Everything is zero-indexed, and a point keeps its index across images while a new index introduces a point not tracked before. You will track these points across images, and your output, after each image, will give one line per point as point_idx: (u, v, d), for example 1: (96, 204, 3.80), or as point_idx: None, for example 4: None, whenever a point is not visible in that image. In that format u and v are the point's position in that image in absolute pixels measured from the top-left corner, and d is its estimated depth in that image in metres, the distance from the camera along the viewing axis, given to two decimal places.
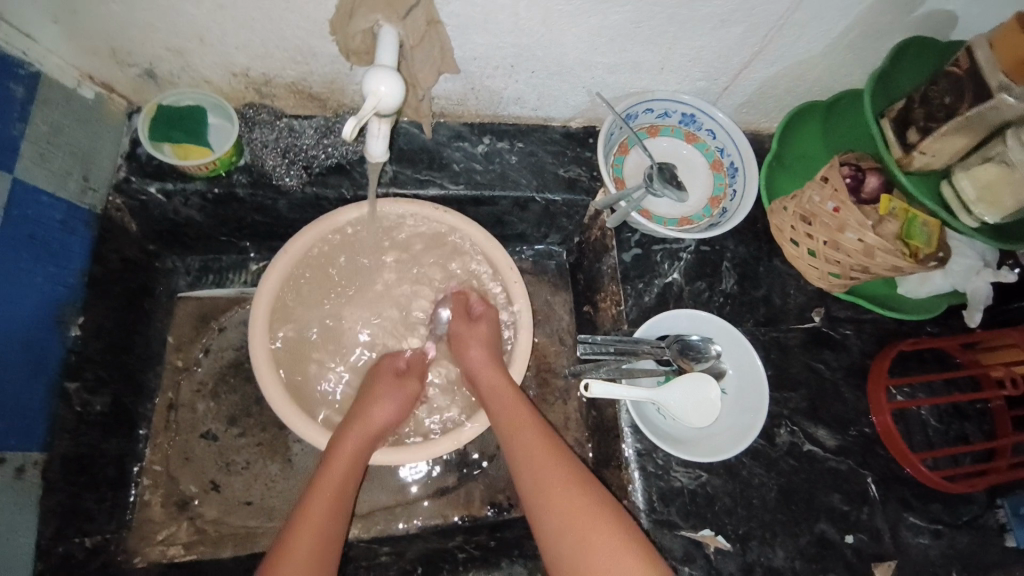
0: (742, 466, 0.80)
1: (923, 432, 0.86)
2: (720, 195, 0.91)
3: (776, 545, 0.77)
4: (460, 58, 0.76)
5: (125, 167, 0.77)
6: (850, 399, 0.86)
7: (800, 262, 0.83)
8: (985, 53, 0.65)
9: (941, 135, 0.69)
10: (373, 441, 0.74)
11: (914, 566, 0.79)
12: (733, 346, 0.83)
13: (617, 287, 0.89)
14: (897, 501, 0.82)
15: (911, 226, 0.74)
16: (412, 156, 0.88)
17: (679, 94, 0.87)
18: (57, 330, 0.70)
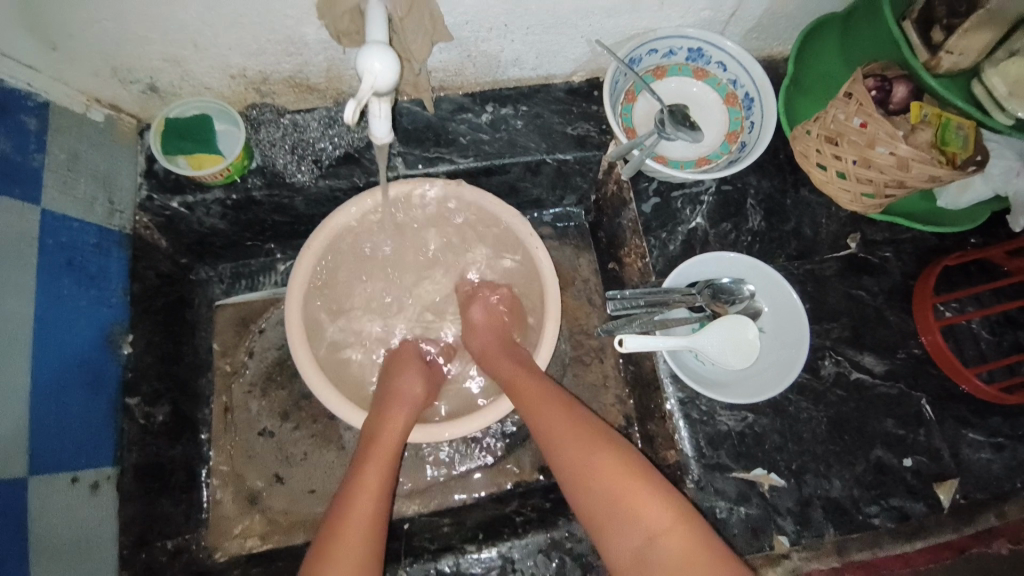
0: (788, 403, 0.79)
1: (976, 346, 0.83)
2: (737, 129, 0.87)
3: (832, 475, 0.76)
4: (452, 25, 0.74)
5: (145, 184, 0.78)
6: (894, 322, 0.84)
7: (831, 188, 0.78)
8: None
9: (965, 32, 0.64)
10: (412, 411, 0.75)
11: (976, 481, 0.77)
12: (765, 284, 0.81)
13: (641, 240, 0.87)
14: (955, 419, 0.79)
15: (945, 132, 0.69)
16: (417, 135, 0.88)
17: (683, 28, 0.83)
18: (110, 349, 0.74)
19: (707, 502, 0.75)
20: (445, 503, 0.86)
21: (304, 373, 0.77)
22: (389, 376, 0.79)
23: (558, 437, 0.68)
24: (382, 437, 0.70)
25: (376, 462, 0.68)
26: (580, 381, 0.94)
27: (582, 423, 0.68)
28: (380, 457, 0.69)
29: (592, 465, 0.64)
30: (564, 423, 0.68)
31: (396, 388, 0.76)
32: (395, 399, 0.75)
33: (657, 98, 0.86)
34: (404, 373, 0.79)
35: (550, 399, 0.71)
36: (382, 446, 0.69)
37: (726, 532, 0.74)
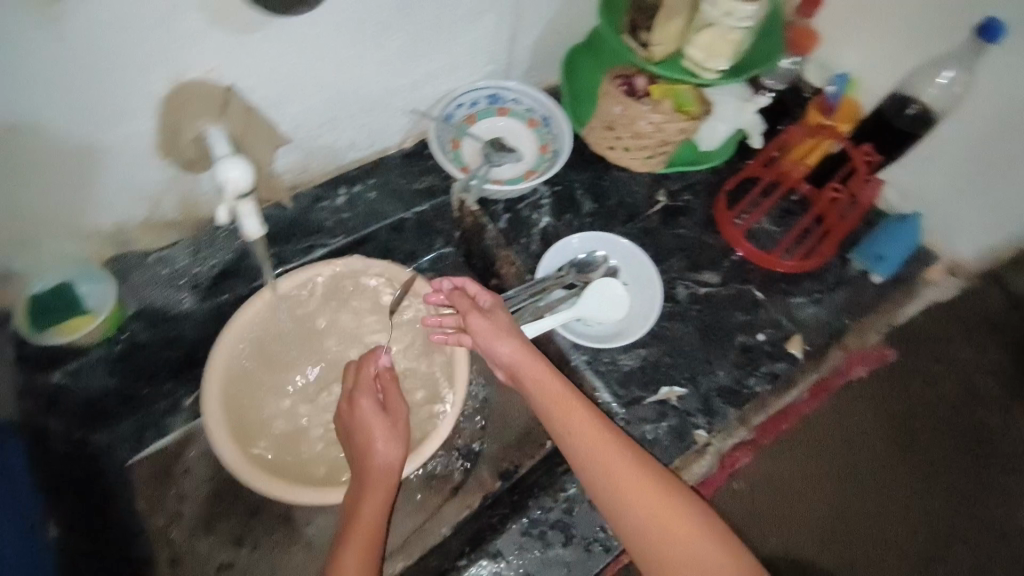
0: (665, 330, 0.97)
1: (772, 238, 1.07)
2: (546, 142, 1.06)
3: (716, 370, 0.94)
4: (288, 131, 0.86)
5: (20, 367, 0.79)
6: (712, 242, 1.07)
7: (624, 161, 1.00)
8: None
9: (660, 26, 0.85)
10: (388, 481, 0.73)
11: (814, 330, 0.99)
12: (613, 248, 1.00)
13: (508, 251, 1.02)
14: (780, 294, 1.02)
15: (680, 96, 0.93)
16: (285, 233, 0.96)
17: (475, 83, 1.03)
18: (36, 533, 0.72)
19: (637, 432, 0.88)
20: (427, 546, 0.89)
21: (247, 481, 0.78)
22: (353, 436, 0.76)
23: (589, 450, 0.71)
24: (362, 514, 0.70)
25: (355, 534, 0.69)
26: None
27: (628, 452, 0.70)
28: (358, 535, 0.69)
29: (613, 477, 0.69)
30: (596, 437, 0.71)
31: (367, 453, 0.74)
32: (376, 479, 0.73)
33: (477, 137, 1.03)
34: (377, 429, 0.75)
35: (594, 431, 0.72)
36: (360, 525, 0.70)
37: (659, 448, 0.88)
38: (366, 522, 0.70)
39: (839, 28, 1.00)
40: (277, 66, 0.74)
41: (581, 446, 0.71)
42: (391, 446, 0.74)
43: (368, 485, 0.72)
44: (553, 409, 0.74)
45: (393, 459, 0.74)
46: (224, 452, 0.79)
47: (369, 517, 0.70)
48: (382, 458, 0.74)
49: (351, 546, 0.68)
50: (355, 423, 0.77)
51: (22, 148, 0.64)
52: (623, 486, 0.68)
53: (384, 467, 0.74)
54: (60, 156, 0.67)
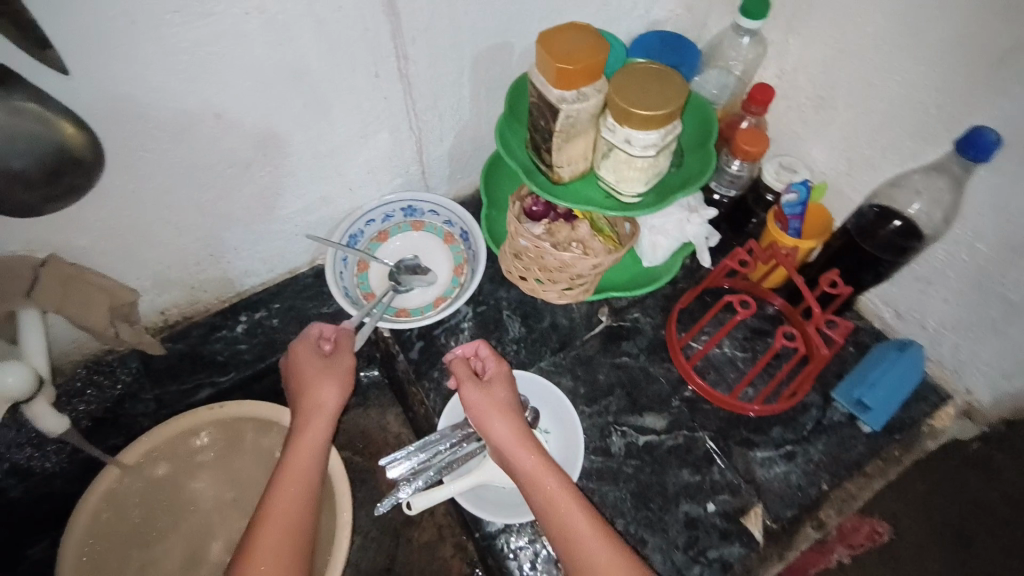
0: (591, 494, 0.80)
1: (734, 368, 0.89)
2: (461, 262, 0.94)
3: (649, 552, 0.76)
4: (156, 275, 0.81)
5: None
6: (660, 374, 0.90)
7: (539, 292, 0.83)
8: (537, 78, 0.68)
9: (559, 150, 0.72)
10: (330, 422, 0.75)
11: (780, 498, 0.79)
12: (534, 388, 0.86)
13: (417, 387, 0.90)
14: (740, 445, 0.83)
15: (595, 220, 0.81)
16: (173, 369, 0.89)
17: (385, 197, 0.94)
18: None
19: None
20: None
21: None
22: (299, 390, 0.77)
23: (550, 494, 0.68)
24: (285, 502, 0.68)
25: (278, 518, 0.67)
26: (415, 544, 0.89)
27: (594, 523, 0.66)
28: (281, 524, 0.67)
29: (580, 529, 0.65)
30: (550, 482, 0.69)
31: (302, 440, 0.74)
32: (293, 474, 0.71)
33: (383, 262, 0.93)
34: (319, 374, 0.78)
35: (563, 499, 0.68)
36: (285, 505, 0.68)
37: None
38: (288, 510, 0.68)
39: (801, 124, 0.85)
40: (116, 219, 0.70)
41: (539, 497, 0.68)
42: (338, 390, 0.77)
43: (305, 425, 0.75)
44: (530, 472, 0.69)
45: (336, 400, 0.77)
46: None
47: (292, 505, 0.68)
48: (330, 400, 0.76)
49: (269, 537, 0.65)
50: (302, 375, 0.78)
51: None
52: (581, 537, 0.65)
53: (311, 460, 0.72)
54: None
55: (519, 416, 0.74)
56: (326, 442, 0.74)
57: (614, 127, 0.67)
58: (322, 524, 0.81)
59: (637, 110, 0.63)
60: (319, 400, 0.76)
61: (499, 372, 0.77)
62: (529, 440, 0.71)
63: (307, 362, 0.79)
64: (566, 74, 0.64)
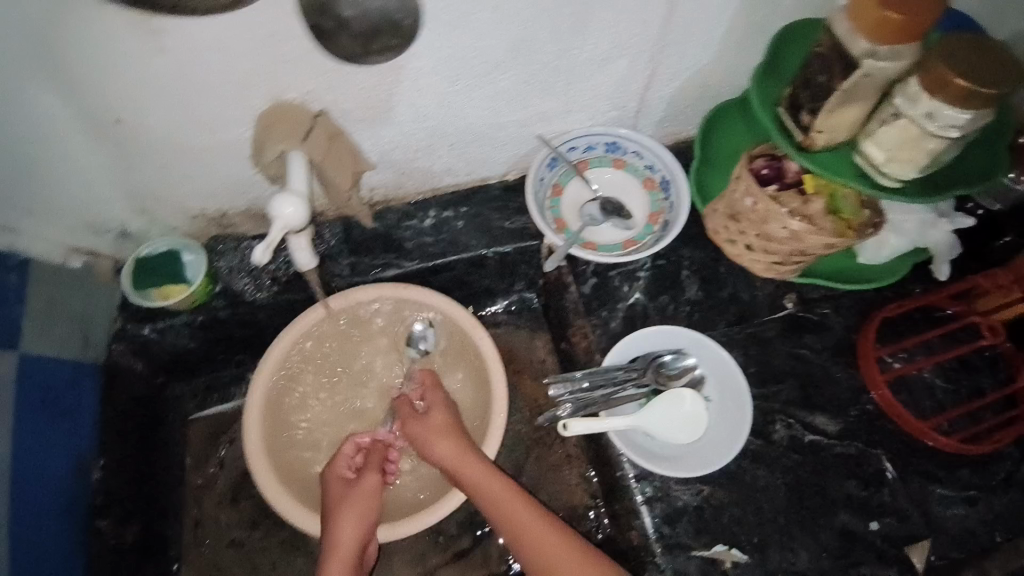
0: (743, 471, 0.80)
1: (931, 397, 0.82)
2: (659, 210, 0.92)
3: (796, 546, 0.76)
4: (379, 154, 0.83)
5: (120, 317, 0.87)
6: (841, 377, 0.85)
7: (743, 260, 0.79)
8: (842, 25, 0.60)
9: (829, 113, 0.65)
10: (366, 505, 0.78)
11: (951, 540, 0.75)
12: (706, 354, 0.84)
13: (584, 320, 0.91)
14: (920, 476, 0.78)
15: (837, 199, 0.72)
16: (367, 244, 0.95)
17: (594, 128, 0.91)
18: (80, 477, 0.79)
19: None
20: None
21: (272, 498, 0.80)
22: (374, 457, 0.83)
23: (547, 565, 0.75)
24: (344, 540, 0.76)
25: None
26: (544, 463, 0.96)
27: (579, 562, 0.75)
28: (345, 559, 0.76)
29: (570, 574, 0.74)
30: (560, 554, 0.75)
31: (334, 539, 0.76)
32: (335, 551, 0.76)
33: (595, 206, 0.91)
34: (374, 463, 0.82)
35: (550, 539, 0.76)
36: (342, 549, 0.76)
37: None
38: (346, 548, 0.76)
39: None
40: (373, 93, 0.72)
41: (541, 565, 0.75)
42: (355, 521, 0.77)
43: (348, 506, 0.78)
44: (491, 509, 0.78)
45: (374, 488, 0.80)
46: (257, 470, 0.79)
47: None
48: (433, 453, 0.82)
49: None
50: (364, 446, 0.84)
51: (136, 140, 0.69)
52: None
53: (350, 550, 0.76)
54: (168, 151, 0.72)
55: (468, 444, 0.81)
56: (368, 523, 0.78)
57: (919, 96, 0.59)
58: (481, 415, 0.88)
59: (960, 79, 0.55)
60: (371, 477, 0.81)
61: (433, 414, 0.83)
62: (495, 480, 0.79)
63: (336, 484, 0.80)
64: (889, 26, 0.56)
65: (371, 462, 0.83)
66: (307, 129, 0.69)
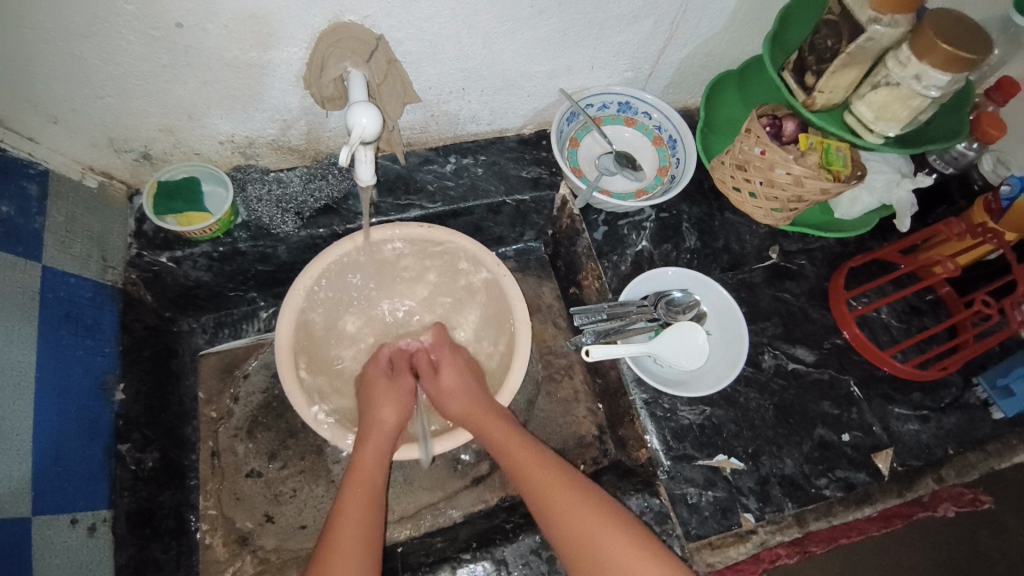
0: (738, 394, 0.90)
1: (887, 332, 0.98)
2: (667, 165, 1.02)
3: (784, 455, 0.87)
4: (419, 90, 0.86)
5: (135, 243, 0.83)
6: (817, 317, 0.97)
7: (747, 205, 0.94)
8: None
9: (832, 74, 0.79)
10: (401, 400, 0.84)
11: (906, 448, 0.90)
12: (707, 292, 0.94)
13: (596, 263, 0.98)
14: (881, 397, 0.92)
15: (830, 154, 0.83)
16: (390, 185, 0.97)
17: (611, 87, 0.98)
18: (104, 397, 0.76)
19: (679, 491, 0.83)
20: (435, 524, 0.89)
21: (307, 415, 0.80)
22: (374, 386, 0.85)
23: (548, 479, 0.76)
24: (377, 426, 0.80)
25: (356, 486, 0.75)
26: (553, 397, 1.03)
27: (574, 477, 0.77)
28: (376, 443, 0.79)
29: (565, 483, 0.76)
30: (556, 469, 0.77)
31: (375, 416, 0.81)
32: (375, 427, 0.80)
33: (610, 172, 1.01)
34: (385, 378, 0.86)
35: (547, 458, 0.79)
36: (377, 433, 0.79)
37: (697, 515, 0.82)
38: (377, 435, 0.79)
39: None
40: (427, 25, 0.74)
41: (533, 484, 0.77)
42: (394, 412, 0.82)
43: (382, 399, 0.83)
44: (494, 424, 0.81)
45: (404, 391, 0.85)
46: (288, 386, 0.80)
47: (370, 469, 0.76)
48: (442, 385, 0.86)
49: (349, 500, 0.73)
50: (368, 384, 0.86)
51: (189, 47, 0.68)
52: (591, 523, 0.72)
53: (390, 428, 0.80)
54: (220, 65, 0.72)
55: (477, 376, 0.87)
56: (399, 419, 0.82)
57: (908, 61, 0.74)
58: (504, 347, 0.93)
59: (944, 44, 0.69)
60: (392, 382, 0.86)
61: (446, 349, 0.90)
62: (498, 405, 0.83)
63: (377, 379, 0.86)
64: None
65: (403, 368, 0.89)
66: (372, 49, 0.73)
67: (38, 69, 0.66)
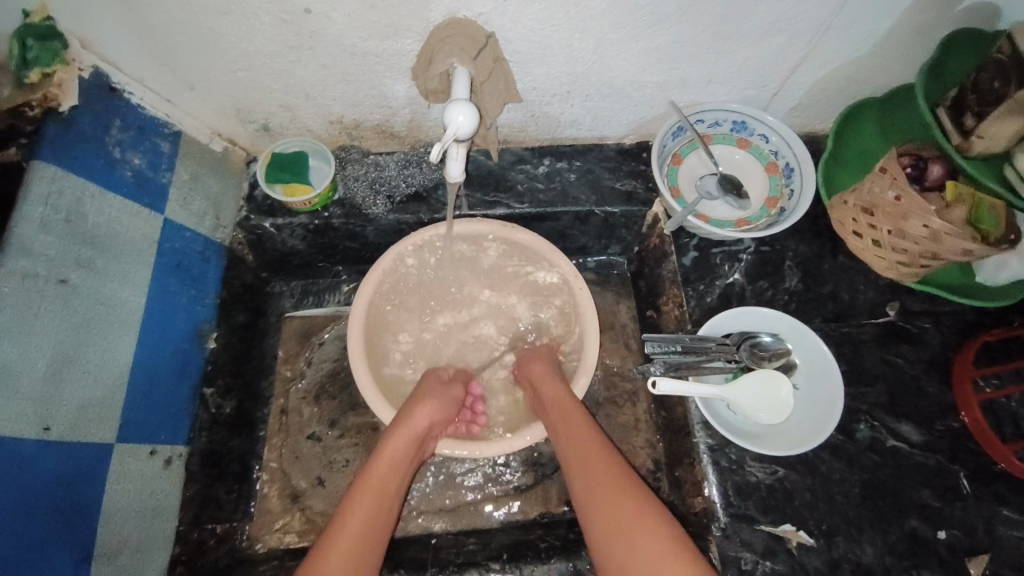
0: (820, 462, 0.80)
1: (1014, 424, 0.82)
2: (777, 196, 0.93)
3: (864, 541, 0.76)
4: (521, 90, 0.85)
5: (245, 207, 0.91)
6: (933, 392, 0.84)
7: (867, 254, 0.83)
8: None
9: (995, 118, 0.67)
10: (447, 405, 0.82)
11: (1022, 566, 0.76)
12: (804, 343, 0.84)
13: (679, 290, 0.92)
14: (998, 499, 0.79)
15: (980, 210, 0.72)
16: (480, 181, 0.97)
17: (728, 104, 0.91)
18: (197, 343, 0.84)
19: (733, 553, 0.76)
20: (472, 524, 0.89)
21: (368, 397, 0.83)
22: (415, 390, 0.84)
23: (583, 459, 0.74)
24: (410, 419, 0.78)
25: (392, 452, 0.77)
26: (612, 421, 0.99)
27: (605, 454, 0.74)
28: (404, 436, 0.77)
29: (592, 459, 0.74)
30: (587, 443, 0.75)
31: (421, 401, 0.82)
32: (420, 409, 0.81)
33: (711, 197, 0.94)
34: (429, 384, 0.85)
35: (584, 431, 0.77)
36: (406, 424, 0.78)
37: None
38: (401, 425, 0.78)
39: None
40: (540, 27, 0.73)
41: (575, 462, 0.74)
42: (433, 408, 0.80)
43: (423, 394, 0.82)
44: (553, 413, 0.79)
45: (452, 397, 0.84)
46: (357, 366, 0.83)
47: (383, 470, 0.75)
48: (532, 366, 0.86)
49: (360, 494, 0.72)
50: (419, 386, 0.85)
51: (313, 32, 0.72)
52: (624, 532, 0.65)
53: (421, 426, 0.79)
54: (339, 51, 0.75)
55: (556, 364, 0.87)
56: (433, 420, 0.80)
57: None
58: (570, 361, 0.90)
59: None
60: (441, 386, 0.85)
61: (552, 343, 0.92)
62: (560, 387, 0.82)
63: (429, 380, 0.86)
64: None
65: (457, 378, 0.90)
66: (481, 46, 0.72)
67: (187, 41, 0.73)
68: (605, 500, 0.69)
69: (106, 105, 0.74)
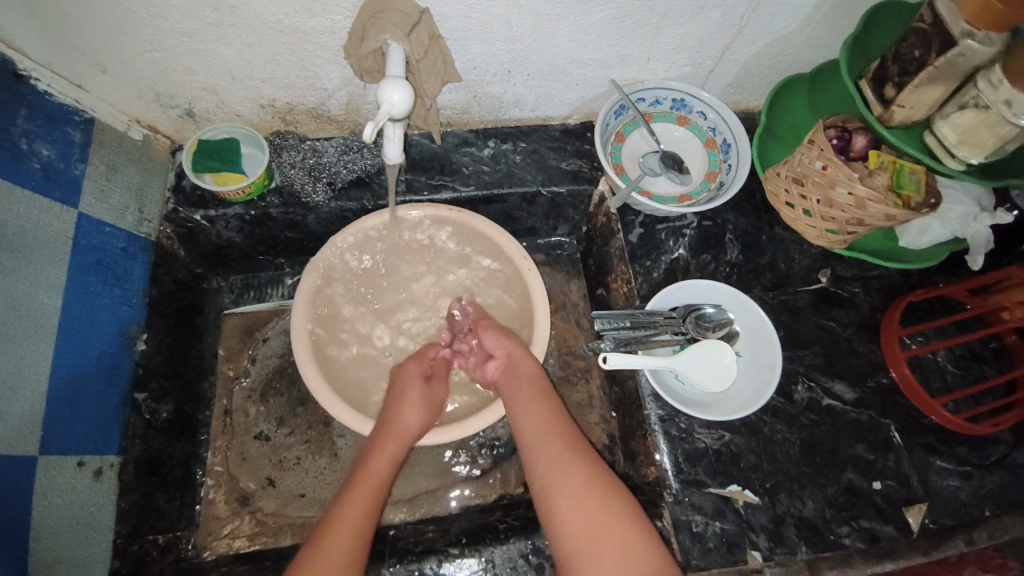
0: (763, 424, 0.84)
1: (942, 378, 0.89)
2: (716, 170, 0.95)
3: (804, 495, 0.81)
4: (461, 69, 0.83)
5: (172, 198, 0.85)
6: (863, 351, 0.90)
7: (799, 224, 0.87)
8: (946, 5, 0.68)
9: (915, 88, 0.71)
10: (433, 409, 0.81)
11: (944, 507, 0.82)
12: (745, 312, 0.87)
13: (627, 267, 0.93)
14: (922, 447, 0.85)
15: (900, 176, 0.77)
16: (424, 164, 0.95)
17: (667, 81, 0.92)
18: (127, 346, 0.78)
19: (685, 517, 0.79)
20: (431, 511, 0.89)
21: (315, 389, 0.81)
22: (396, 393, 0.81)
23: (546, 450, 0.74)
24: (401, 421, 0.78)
25: (363, 490, 0.73)
26: (567, 399, 1.00)
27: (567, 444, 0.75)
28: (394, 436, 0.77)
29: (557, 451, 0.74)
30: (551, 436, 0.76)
31: (400, 421, 0.78)
32: (398, 431, 0.77)
33: (657, 173, 0.95)
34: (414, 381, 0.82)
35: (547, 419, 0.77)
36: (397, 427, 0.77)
37: (701, 546, 0.77)
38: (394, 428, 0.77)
39: None
40: (476, 3, 0.71)
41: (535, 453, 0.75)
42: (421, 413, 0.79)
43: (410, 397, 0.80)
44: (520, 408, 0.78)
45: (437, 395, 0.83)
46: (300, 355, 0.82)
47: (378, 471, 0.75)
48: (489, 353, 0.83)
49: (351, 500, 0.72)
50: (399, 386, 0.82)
51: (234, 7, 0.67)
52: (588, 531, 0.68)
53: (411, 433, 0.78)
54: (265, 29, 0.71)
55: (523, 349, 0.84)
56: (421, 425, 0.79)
57: (1000, 84, 0.66)
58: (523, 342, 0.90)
59: None
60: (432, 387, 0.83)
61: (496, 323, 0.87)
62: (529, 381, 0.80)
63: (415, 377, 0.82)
64: (987, 13, 0.63)
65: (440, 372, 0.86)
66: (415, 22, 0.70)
67: (92, 18, 0.67)
68: (566, 490, 0.70)
69: (11, 94, 0.67)
